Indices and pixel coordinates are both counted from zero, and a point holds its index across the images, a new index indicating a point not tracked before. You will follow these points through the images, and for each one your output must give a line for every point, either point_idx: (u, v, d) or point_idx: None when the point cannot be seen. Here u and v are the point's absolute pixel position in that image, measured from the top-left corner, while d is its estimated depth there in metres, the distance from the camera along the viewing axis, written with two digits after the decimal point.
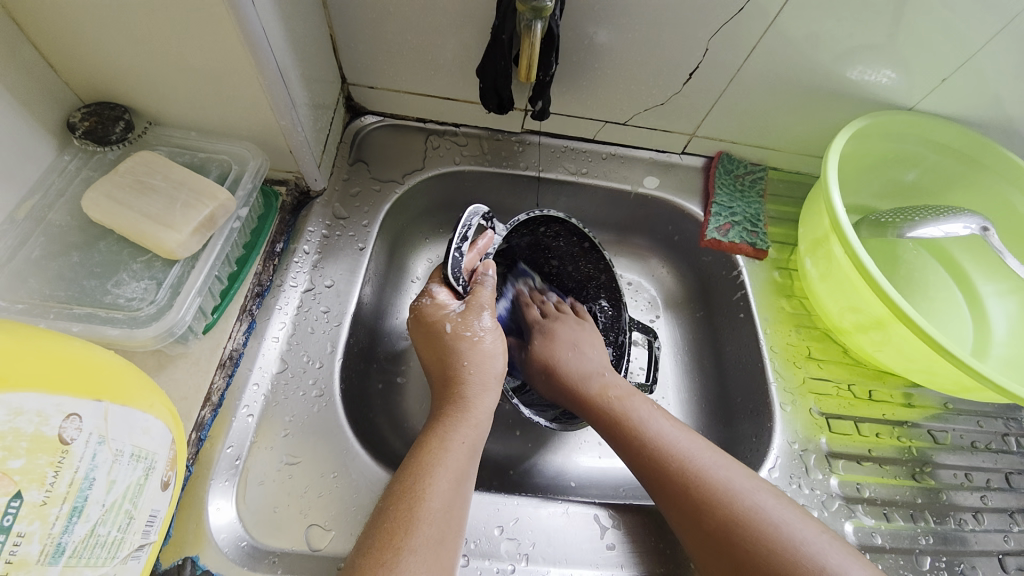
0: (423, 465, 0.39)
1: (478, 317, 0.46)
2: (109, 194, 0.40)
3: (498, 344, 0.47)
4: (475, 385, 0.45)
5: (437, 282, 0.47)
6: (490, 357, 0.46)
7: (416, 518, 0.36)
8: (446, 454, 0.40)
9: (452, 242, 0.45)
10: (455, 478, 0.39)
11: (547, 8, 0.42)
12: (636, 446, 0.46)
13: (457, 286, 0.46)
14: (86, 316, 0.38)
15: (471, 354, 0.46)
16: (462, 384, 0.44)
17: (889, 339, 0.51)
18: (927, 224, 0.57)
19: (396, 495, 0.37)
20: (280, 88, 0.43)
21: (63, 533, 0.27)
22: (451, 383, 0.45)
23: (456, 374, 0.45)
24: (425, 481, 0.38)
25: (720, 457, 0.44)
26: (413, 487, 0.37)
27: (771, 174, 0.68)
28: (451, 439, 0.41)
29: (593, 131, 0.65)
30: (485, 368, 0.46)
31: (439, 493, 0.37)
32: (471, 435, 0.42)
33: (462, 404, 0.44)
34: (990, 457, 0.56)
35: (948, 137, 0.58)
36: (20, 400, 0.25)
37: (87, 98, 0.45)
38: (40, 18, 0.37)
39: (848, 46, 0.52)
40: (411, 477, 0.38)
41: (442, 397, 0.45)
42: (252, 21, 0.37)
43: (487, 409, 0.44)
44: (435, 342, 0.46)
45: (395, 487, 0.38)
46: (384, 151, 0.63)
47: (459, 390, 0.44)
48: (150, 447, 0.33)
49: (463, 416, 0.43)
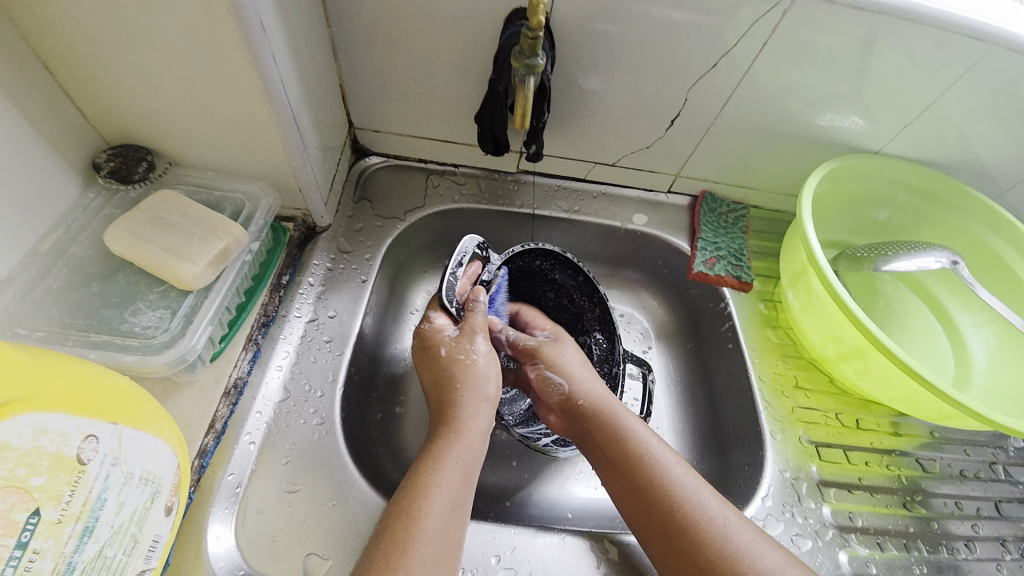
0: (419, 486, 0.40)
1: (475, 340, 0.49)
2: (131, 229, 0.43)
3: (493, 370, 0.49)
4: (467, 406, 0.46)
5: (435, 308, 0.52)
6: (486, 380, 0.49)
7: (412, 539, 0.36)
8: (439, 474, 0.41)
9: (448, 267, 0.50)
10: (451, 498, 0.40)
11: (539, 64, 0.46)
12: (626, 473, 0.45)
13: (451, 308, 0.50)
14: (103, 343, 0.40)
15: (466, 375, 0.48)
16: (455, 406, 0.46)
17: (869, 367, 0.54)
18: (901, 258, 0.60)
19: (393, 515, 0.38)
20: (293, 132, 0.47)
21: (73, 552, 0.28)
22: (446, 406, 0.47)
23: (451, 397, 0.47)
24: (420, 502, 0.39)
25: (711, 492, 0.44)
26: (409, 507, 0.38)
27: (753, 211, 0.72)
28: (445, 458, 0.42)
29: (585, 172, 0.69)
30: (479, 390, 0.48)
31: (435, 513, 0.38)
32: (464, 455, 0.43)
33: (453, 425, 0.45)
34: (979, 486, 0.57)
35: (915, 178, 0.63)
36: (45, 419, 0.27)
37: (113, 141, 0.48)
38: (80, 70, 0.41)
39: (815, 96, 0.57)
40: (407, 498, 0.39)
41: (438, 420, 0.46)
42: (272, 74, 0.41)
43: (479, 429, 0.46)
44: (434, 362, 0.49)
45: (392, 509, 0.39)
46: (387, 190, 0.67)
47: (452, 412, 0.46)
48: (157, 471, 0.34)
49: (456, 437, 0.44)
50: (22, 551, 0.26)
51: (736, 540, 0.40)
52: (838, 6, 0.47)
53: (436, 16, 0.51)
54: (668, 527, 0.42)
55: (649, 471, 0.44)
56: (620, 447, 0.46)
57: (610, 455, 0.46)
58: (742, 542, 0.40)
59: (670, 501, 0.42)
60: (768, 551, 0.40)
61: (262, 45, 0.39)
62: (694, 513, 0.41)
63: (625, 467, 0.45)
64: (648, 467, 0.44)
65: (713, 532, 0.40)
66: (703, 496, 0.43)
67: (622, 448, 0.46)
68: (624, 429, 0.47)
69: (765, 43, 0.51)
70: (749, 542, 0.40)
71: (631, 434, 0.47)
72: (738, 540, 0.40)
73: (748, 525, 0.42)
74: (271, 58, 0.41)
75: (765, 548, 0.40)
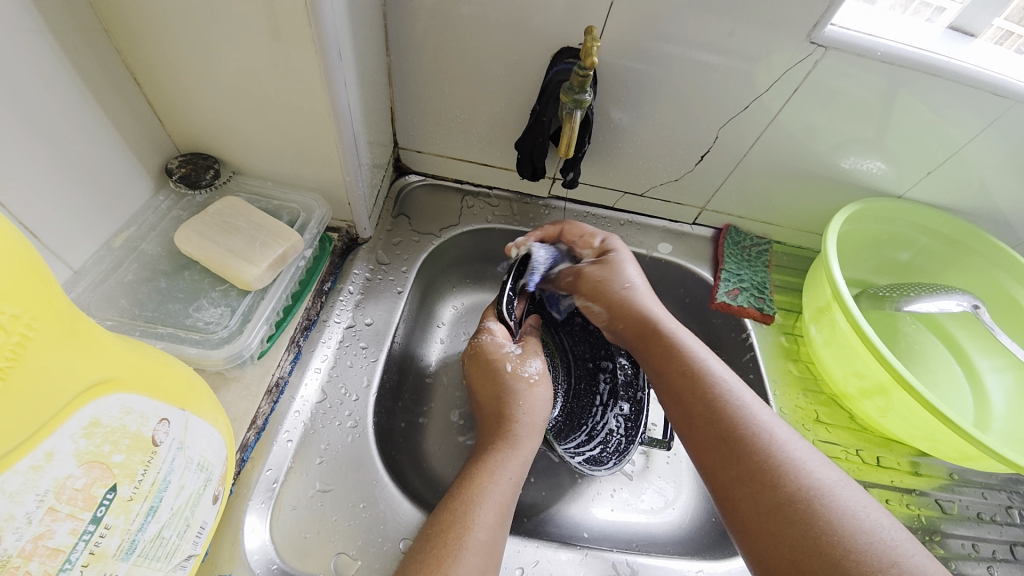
0: (471, 498, 0.43)
1: (534, 360, 0.56)
2: (200, 232, 0.47)
3: (548, 391, 0.55)
4: (525, 426, 0.50)
5: (493, 321, 0.57)
6: (542, 399, 0.53)
7: (464, 546, 0.39)
8: (494, 488, 0.44)
9: (505, 281, 0.58)
10: (500, 510, 0.43)
11: (586, 99, 0.49)
12: (682, 379, 0.48)
13: (510, 322, 0.57)
14: (168, 335, 0.44)
15: (525, 393, 0.53)
16: (514, 423, 0.50)
17: (893, 405, 0.54)
18: (922, 300, 0.62)
19: (445, 523, 0.41)
20: (352, 150, 0.50)
21: (138, 531, 0.30)
22: (502, 420, 0.51)
23: (509, 413, 0.51)
24: (473, 512, 0.42)
25: (765, 408, 0.45)
26: (462, 517, 0.41)
27: (776, 247, 0.74)
28: (501, 473, 0.46)
29: (613, 200, 0.72)
30: (536, 412, 0.52)
31: (485, 524, 0.41)
32: (518, 471, 0.47)
33: (511, 441, 0.49)
34: (996, 529, 0.57)
35: (935, 223, 0.65)
36: (131, 400, 0.29)
37: (184, 149, 0.52)
38: (163, 82, 0.45)
39: (841, 140, 0.59)
40: (459, 508, 0.42)
41: (492, 433, 0.50)
42: (340, 97, 0.45)
43: (532, 450, 0.49)
44: (495, 377, 0.53)
45: (444, 517, 0.42)
46: (424, 207, 0.70)
47: (510, 428, 0.50)
48: (211, 459, 0.36)
49: (512, 453, 0.48)
50: (96, 525, 0.27)
51: (784, 450, 0.41)
52: (866, 59, 0.50)
53: (487, 50, 0.54)
54: (716, 430, 0.44)
55: (703, 377, 0.47)
56: (675, 355, 0.50)
57: (666, 363, 0.50)
58: (791, 454, 0.41)
59: (721, 408, 0.45)
60: (822, 466, 0.40)
61: (336, 71, 0.43)
62: (745, 421, 0.43)
63: (679, 374, 0.49)
64: (701, 375, 0.48)
65: (761, 440, 0.42)
66: (755, 409, 0.44)
67: (677, 358, 0.50)
68: (680, 342, 0.51)
69: (795, 89, 0.54)
70: (797, 454, 0.41)
71: (689, 348, 0.50)
72: (786, 451, 0.41)
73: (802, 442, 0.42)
74: (341, 82, 0.44)
75: (818, 463, 0.40)
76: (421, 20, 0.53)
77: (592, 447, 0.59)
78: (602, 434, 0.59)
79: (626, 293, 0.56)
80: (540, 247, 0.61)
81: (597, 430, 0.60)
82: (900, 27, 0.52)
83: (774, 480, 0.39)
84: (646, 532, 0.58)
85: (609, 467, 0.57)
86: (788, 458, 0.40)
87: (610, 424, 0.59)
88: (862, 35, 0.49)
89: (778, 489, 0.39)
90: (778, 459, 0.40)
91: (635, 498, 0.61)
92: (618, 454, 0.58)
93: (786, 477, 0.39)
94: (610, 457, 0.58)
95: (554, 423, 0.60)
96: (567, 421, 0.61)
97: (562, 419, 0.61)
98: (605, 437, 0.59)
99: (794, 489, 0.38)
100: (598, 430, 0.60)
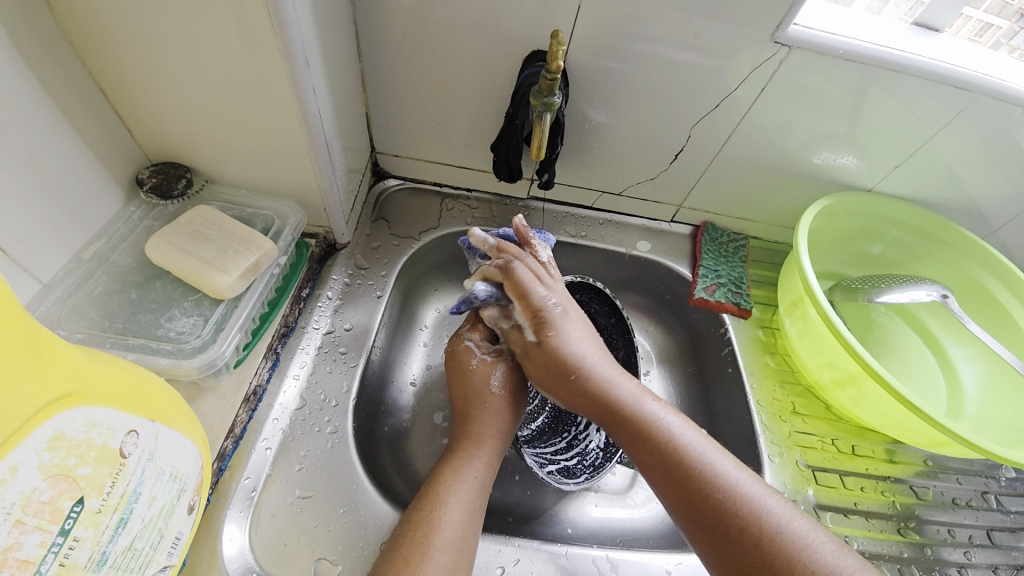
0: (438, 496, 0.44)
1: (505, 361, 0.55)
2: (170, 242, 0.47)
3: (519, 392, 0.54)
4: (489, 426, 0.51)
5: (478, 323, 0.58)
6: (510, 404, 0.53)
7: (431, 545, 0.40)
8: (457, 485, 0.45)
9: None
10: (467, 508, 0.43)
11: (555, 102, 0.50)
12: (656, 469, 0.43)
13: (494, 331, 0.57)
14: (139, 346, 0.44)
15: (493, 397, 0.52)
16: (478, 422, 0.51)
17: (863, 395, 0.56)
18: (893, 291, 0.63)
19: (414, 521, 0.42)
20: (325, 157, 0.50)
21: (109, 542, 0.30)
22: (467, 418, 0.51)
23: (474, 412, 0.51)
24: (439, 511, 0.42)
25: (762, 490, 0.40)
26: (429, 514, 0.42)
27: (752, 242, 0.75)
28: (465, 472, 0.46)
29: (591, 200, 0.73)
30: (503, 415, 0.52)
31: (452, 522, 0.42)
32: (482, 471, 0.47)
33: (476, 440, 0.49)
34: (972, 514, 0.58)
35: (906, 215, 0.66)
36: (95, 413, 0.29)
37: (155, 159, 0.52)
38: (130, 94, 0.45)
39: (812, 136, 0.60)
40: (428, 507, 0.43)
41: (460, 429, 0.51)
42: (311, 106, 0.45)
43: (498, 451, 0.50)
44: (464, 376, 0.54)
45: (413, 515, 0.42)
46: (403, 211, 0.70)
47: (474, 428, 0.50)
48: (185, 470, 0.36)
49: (476, 451, 0.48)
50: (64, 537, 0.27)
51: (785, 542, 0.37)
52: (829, 57, 0.51)
53: (462, 53, 0.55)
54: (711, 536, 0.39)
55: (678, 461, 0.42)
56: (651, 445, 0.43)
57: (638, 452, 0.44)
58: (794, 543, 0.37)
59: (706, 498, 0.40)
60: (826, 552, 0.36)
61: (303, 79, 0.43)
62: (736, 510, 0.39)
63: (659, 468, 0.42)
64: (677, 460, 0.42)
65: (755, 531, 0.37)
66: (741, 492, 0.40)
67: (650, 443, 0.44)
68: (652, 420, 0.45)
69: (765, 86, 0.55)
70: (803, 545, 0.37)
71: (660, 425, 0.44)
72: (785, 544, 0.37)
73: (802, 522, 0.38)
74: (310, 89, 0.44)
75: (819, 543, 0.37)
76: (394, 23, 0.53)
77: (569, 456, 0.59)
78: (581, 446, 0.59)
79: (580, 374, 0.47)
80: (485, 286, 0.53)
81: (577, 440, 0.60)
82: (865, 26, 0.53)
83: None
84: (631, 529, 0.59)
85: (579, 480, 0.56)
86: (792, 554, 0.36)
87: (592, 437, 0.58)
88: (825, 34, 0.51)
89: None
90: (780, 553, 0.36)
91: (622, 494, 0.62)
92: (592, 468, 0.57)
93: (790, 573, 0.35)
94: (583, 470, 0.57)
95: (539, 425, 0.62)
96: (552, 424, 0.62)
97: (547, 422, 0.62)
98: (585, 449, 0.59)
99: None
100: (579, 441, 0.59)
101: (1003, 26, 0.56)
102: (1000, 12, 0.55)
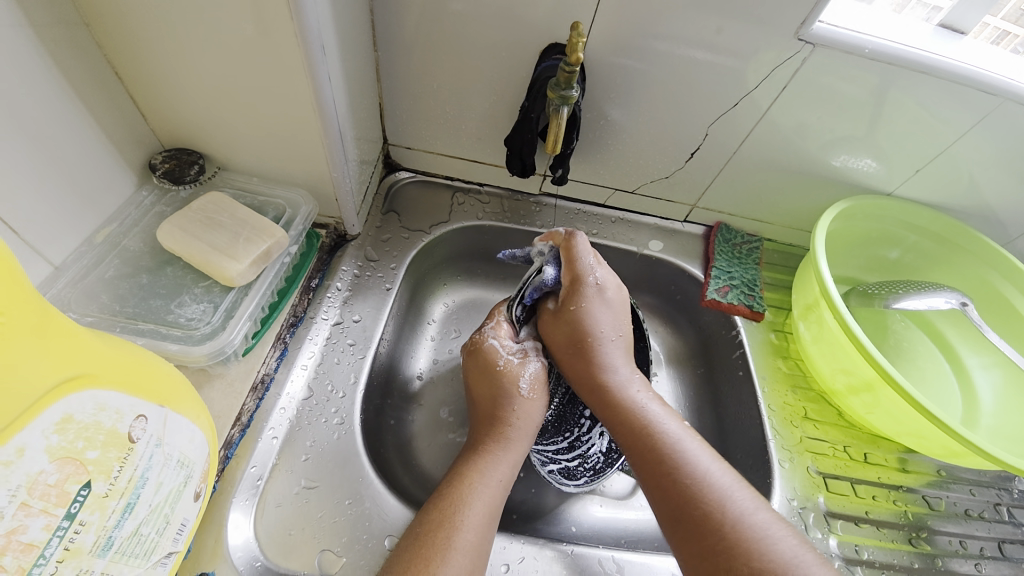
0: (460, 497, 0.43)
1: (532, 363, 0.54)
2: (182, 227, 0.47)
3: (543, 400, 0.53)
4: (519, 430, 0.50)
5: (503, 318, 0.57)
6: (535, 409, 0.52)
7: (452, 547, 0.40)
8: (481, 489, 0.44)
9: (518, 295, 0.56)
10: (489, 512, 0.43)
11: (573, 96, 0.49)
12: (634, 448, 0.46)
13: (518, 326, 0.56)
14: (148, 331, 0.44)
15: (521, 400, 0.52)
16: (508, 425, 0.50)
17: (878, 402, 0.55)
18: (910, 296, 0.62)
19: (432, 522, 0.41)
20: (338, 146, 0.50)
21: (114, 527, 0.30)
22: (495, 420, 0.51)
23: (502, 414, 0.51)
24: (462, 513, 0.42)
25: (729, 475, 0.42)
26: (451, 516, 0.41)
27: (766, 244, 0.74)
28: (490, 475, 0.45)
29: (604, 197, 0.72)
30: (531, 417, 0.51)
31: (473, 526, 0.41)
32: (507, 475, 0.47)
33: (503, 442, 0.49)
34: (984, 526, 0.57)
35: (924, 221, 0.65)
36: (105, 396, 0.28)
37: (168, 145, 0.52)
38: (144, 78, 0.45)
39: (831, 138, 0.59)
40: (449, 508, 0.42)
41: (485, 429, 0.51)
42: (325, 93, 0.44)
43: (524, 454, 0.49)
44: (491, 379, 0.53)
45: (432, 516, 0.42)
46: (414, 204, 0.69)
47: (504, 431, 0.49)
48: (192, 457, 0.35)
49: (502, 455, 0.48)
50: (71, 521, 0.27)
51: (740, 527, 0.38)
52: (854, 55, 0.50)
53: (477, 45, 0.54)
54: (674, 511, 0.41)
55: (654, 443, 0.45)
56: (630, 423, 0.47)
57: (620, 431, 0.47)
58: (747, 530, 0.38)
59: (675, 478, 0.42)
60: (782, 539, 0.38)
61: (319, 65, 0.42)
62: (704, 494, 0.41)
63: (637, 447, 0.45)
64: (654, 440, 0.45)
65: (717, 517, 0.39)
66: (713, 479, 0.42)
67: (632, 423, 0.47)
68: (635, 403, 0.48)
69: (785, 85, 0.54)
70: (758, 529, 0.38)
71: (643, 409, 0.47)
72: (742, 528, 0.38)
73: (763, 511, 0.40)
74: (325, 77, 0.44)
75: (777, 535, 0.38)
76: (410, 13, 0.52)
77: (571, 457, 0.58)
78: (583, 448, 0.58)
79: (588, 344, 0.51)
80: (554, 269, 0.55)
81: (579, 441, 0.58)
82: (888, 25, 0.52)
83: (729, 562, 0.37)
84: (636, 530, 0.58)
85: (579, 482, 0.57)
86: (745, 537, 0.38)
87: (595, 441, 0.58)
88: (850, 32, 0.49)
89: (735, 573, 0.36)
90: (738, 539, 0.38)
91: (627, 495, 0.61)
92: (593, 472, 0.58)
93: (739, 551, 0.37)
94: (585, 472, 0.58)
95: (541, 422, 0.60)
96: (556, 422, 0.59)
97: (551, 419, 0.60)
98: (587, 451, 0.58)
99: (749, 571, 0.36)
100: (581, 442, 0.58)
101: (1019, 35, 0.55)
102: (1018, 20, 0.54)
